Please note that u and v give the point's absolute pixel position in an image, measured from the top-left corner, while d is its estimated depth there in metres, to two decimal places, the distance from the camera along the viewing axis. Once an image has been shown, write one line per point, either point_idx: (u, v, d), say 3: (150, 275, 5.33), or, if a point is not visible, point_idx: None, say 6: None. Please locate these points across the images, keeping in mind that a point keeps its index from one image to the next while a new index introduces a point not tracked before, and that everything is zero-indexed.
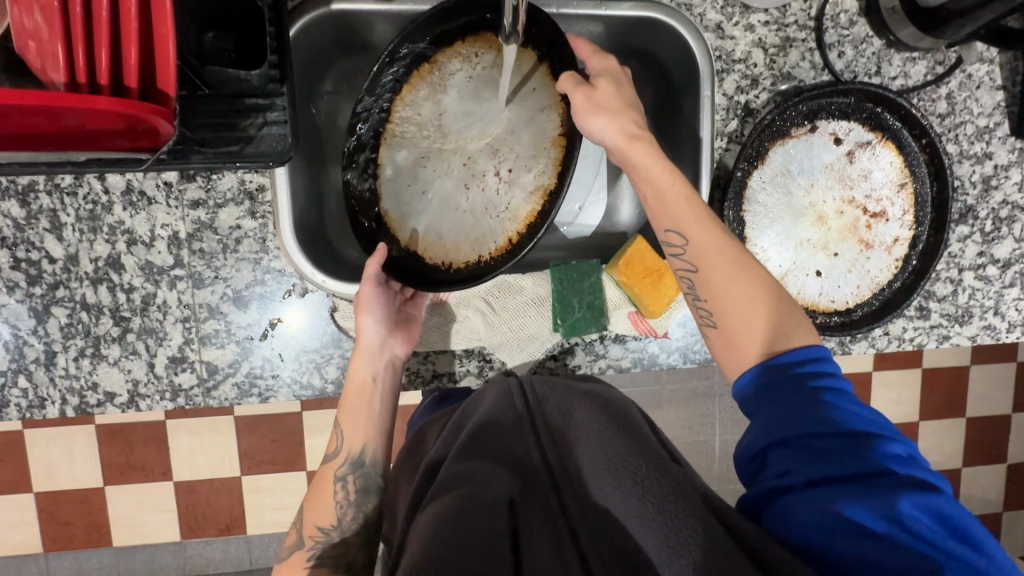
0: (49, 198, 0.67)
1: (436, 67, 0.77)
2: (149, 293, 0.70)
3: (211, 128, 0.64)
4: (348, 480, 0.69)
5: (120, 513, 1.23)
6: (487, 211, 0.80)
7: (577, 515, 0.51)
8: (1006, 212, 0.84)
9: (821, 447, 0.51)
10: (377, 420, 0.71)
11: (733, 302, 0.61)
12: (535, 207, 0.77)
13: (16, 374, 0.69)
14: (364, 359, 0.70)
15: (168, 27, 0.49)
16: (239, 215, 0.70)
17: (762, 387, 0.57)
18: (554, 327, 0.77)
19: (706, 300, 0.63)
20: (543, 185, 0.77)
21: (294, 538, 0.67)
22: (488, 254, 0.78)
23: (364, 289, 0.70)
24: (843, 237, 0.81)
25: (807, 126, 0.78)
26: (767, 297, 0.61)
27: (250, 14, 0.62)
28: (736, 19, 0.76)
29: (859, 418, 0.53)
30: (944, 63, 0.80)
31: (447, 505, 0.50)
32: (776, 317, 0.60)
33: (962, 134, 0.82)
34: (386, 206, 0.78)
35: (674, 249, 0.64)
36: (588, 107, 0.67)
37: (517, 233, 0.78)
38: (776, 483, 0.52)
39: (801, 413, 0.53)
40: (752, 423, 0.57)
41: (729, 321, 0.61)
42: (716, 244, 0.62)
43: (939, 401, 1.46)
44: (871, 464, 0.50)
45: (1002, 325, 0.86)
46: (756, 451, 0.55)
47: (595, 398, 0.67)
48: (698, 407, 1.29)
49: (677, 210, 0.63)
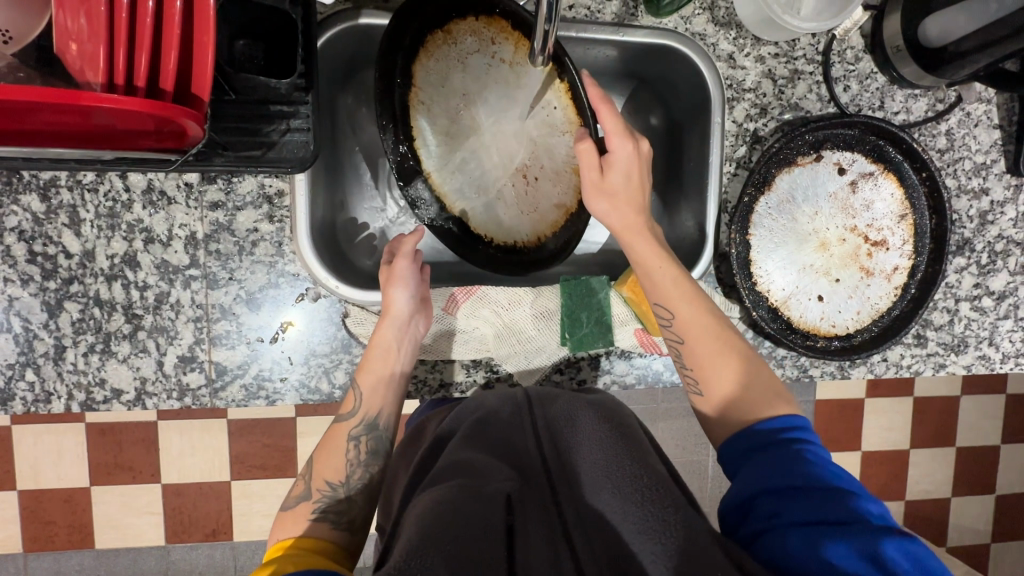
0: (69, 194, 0.68)
1: (451, 39, 0.76)
2: (163, 292, 0.70)
3: (235, 132, 0.66)
4: (361, 441, 0.70)
5: (105, 514, 1.21)
6: (518, 207, 0.83)
7: (573, 523, 0.53)
8: (1001, 246, 0.86)
9: (806, 495, 0.52)
10: (399, 388, 0.73)
11: (716, 379, 0.65)
12: (560, 220, 0.82)
13: (23, 367, 0.69)
14: (392, 326, 0.70)
15: (209, 37, 0.52)
16: (257, 218, 0.71)
17: (750, 450, 0.59)
18: (561, 341, 0.78)
19: (693, 370, 0.67)
20: (566, 205, 0.82)
21: (300, 490, 0.66)
22: (522, 243, 0.83)
23: (399, 263, 0.73)
24: (845, 263, 0.83)
25: (813, 155, 0.81)
26: (749, 373, 0.65)
27: (282, 25, 0.64)
28: (747, 50, 0.79)
29: (835, 473, 0.55)
30: (944, 100, 0.83)
31: (445, 492, 0.51)
32: (749, 379, 0.64)
33: (960, 169, 0.85)
34: (429, 167, 0.79)
35: (663, 320, 0.68)
36: (594, 188, 0.69)
37: (546, 234, 0.83)
38: (764, 524, 0.52)
39: (784, 466, 0.55)
40: (737, 481, 0.57)
41: (713, 394, 0.65)
42: (701, 322, 0.66)
43: (929, 430, 1.48)
44: (852, 507, 0.51)
45: (996, 355, 0.88)
46: (743, 500, 0.55)
47: (598, 407, 0.67)
48: (691, 427, 1.30)
49: (662, 285, 0.67)
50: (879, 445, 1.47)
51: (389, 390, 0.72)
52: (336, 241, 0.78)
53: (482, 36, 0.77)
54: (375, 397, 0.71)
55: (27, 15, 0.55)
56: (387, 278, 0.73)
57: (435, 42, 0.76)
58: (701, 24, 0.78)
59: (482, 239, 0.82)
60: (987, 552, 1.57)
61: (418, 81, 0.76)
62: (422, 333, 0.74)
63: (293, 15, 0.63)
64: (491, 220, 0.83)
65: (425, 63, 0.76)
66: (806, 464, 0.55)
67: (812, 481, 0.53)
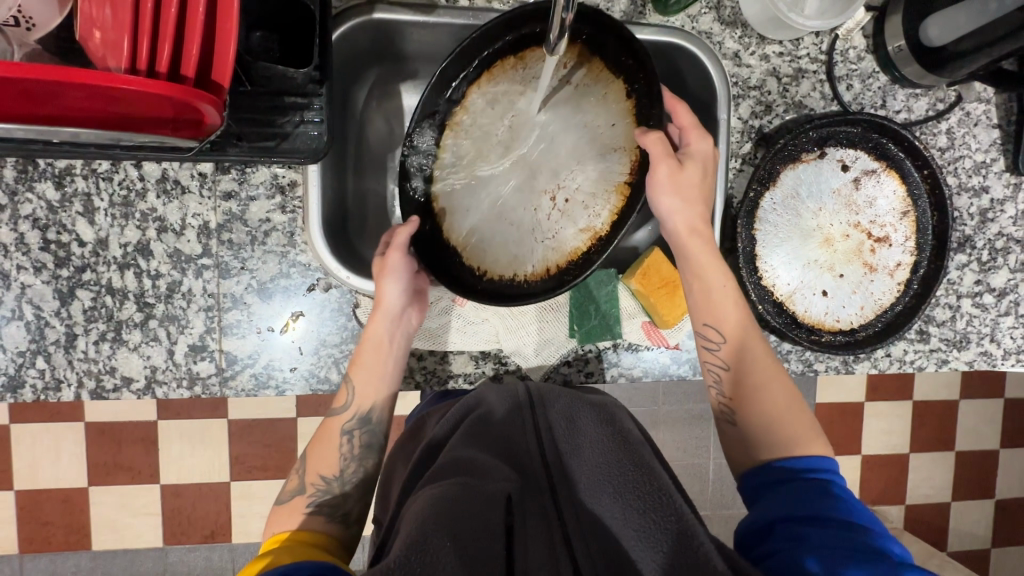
0: (84, 182, 0.68)
1: (523, 63, 0.79)
2: (175, 281, 0.71)
3: (250, 123, 0.66)
4: (355, 435, 0.70)
5: (103, 514, 1.20)
6: (534, 232, 0.81)
7: (573, 529, 0.54)
8: (1001, 243, 0.88)
9: (826, 524, 0.53)
10: (394, 378, 0.72)
11: (756, 407, 0.66)
12: (580, 247, 0.79)
13: (34, 354, 0.69)
14: (384, 321, 0.70)
15: (232, 23, 0.53)
16: (270, 208, 0.72)
17: (773, 483, 0.61)
18: (570, 333, 0.79)
19: (729, 399, 0.68)
20: (594, 228, 0.79)
21: (294, 484, 0.67)
22: (522, 276, 0.80)
23: (392, 256, 0.71)
24: (849, 259, 0.84)
25: (817, 152, 0.82)
26: (788, 409, 0.66)
27: (298, 17, 0.65)
28: (753, 49, 0.81)
29: (862, 515, 0.55)
30: (944, 100, 0.85)
31: (447, 490, 0.52)
32: (784, 408, 0.65)
33: (961, 167, 0.86)
34: (438, 193, 0.79)
35: (709, 342, 0.69)
36: (669, 182, 0.70)
37: (557, 264, 0.79)
38: (779, 545, 0.52)
39: (808, 499, 0.56)
40: (756, 508, 0.59)
41: (749, 428, 0.66)
42: (753, 356, 0.68)
43: (929, 434, 1.49)
44: (871, 540, 0.51)
45: (998, 352, 0.89)
46: (762, 526, 0.56)
47: (601, 406, 0.67)
48: (692, 430, 1.31)
49: (719, 308, 0.68)
50: (879, 449, 1.47)
51: (385, 378, 0.71)
52: (349, 245, 0.78)
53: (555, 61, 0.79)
54: (368, 390, 0.70)
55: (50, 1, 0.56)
56: (380, 268, 0.71)
57: (505, 65, 0.78)
58: (707, 23, 0.80)
59: (472, 271, 0.79)
60: (987, 557, 1.57)
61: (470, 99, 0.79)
62: (416, 325, 0.74)
63: (311, 6, 0.63)
64: (487, 249, 0.81)
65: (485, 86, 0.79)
66: (829, 499, 0.56)
67: (832, 514, 0.54)
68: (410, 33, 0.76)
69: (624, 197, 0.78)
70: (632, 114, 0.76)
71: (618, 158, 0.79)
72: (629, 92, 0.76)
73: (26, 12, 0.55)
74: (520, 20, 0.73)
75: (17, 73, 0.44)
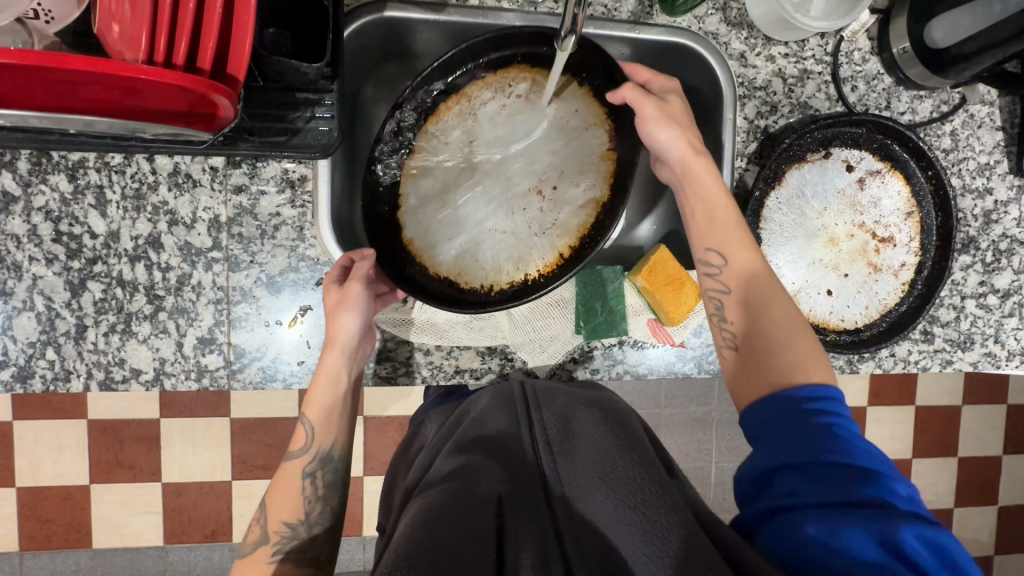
0: (97, 174, 0.69)
1: (467, 97, 0.79)
2: (185, 274, 0.71)
3: (262, 117, 0.67)
4: (317, 475, 0.69)
5: (105, 512, 1.20)
6: (532, 230, 0.84)
7: (564, 520, 0.53)
8: (1004, 244, 0.88)
9: (828, 473, 0.52)
10: (348, 416, 0.72)
11: (756, 332, 0.64)
12: (587, 220, 0.83)
13: (45, 345, 0.69)
14: (340, 353, 0.70)
15: (249, 16, 0.54)
16: (280, 203, 0.73)
17: (774, 415, 0.59)
18: (576, 329, 0.79)
19: (732, 323, 0.67)
20: (595, 198, 0.83)
21: (257, 534, 0.65)
22: (535, 272, 0.83)
23: (352, 288, 0.69)
24: (853, 259, 0.84)
25: (822, 152, 0.83)
26: (792, 328, 0.64)
27: (311, 12, 0.66)
28: (758, 50, 0.82)
29: (866, 452, 0.54)
30: (948, 102, 0.85)
31: (438, 499, 0.53)
32: (792, 338, 0.63)
33: (965, 168, 0.87)
34: (410, 235, 0.80)
35: (711, 268, 0.69)
36: (659, 116, 0.71)
37: (568, 246, 0.83)
38: (779, 505, 0.53)
39: (810, 440, 0.55)
40: (758, 451, 0.58)
41: (752, 346, 0.64)
42: (752, 272, 0.67)
43: (931, 440, 1.49)
44: (871, 489, 0.51)
45: (1001, 353, 0.89)
46: (761, 474, 0.56)
47: (596, 405, 0.69)
48: (694, 433, 1.31)
49: (721, 232, 0.69)
50: None
51: (339, 419, 0.71)
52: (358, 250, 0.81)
53: (496, 85, 0.79)
54: (328, 429, 0.70)
55: None
56: (338, 299, 0.69)
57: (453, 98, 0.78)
58: (714, 24, 0.80)
59: (478, 290, 0.81)
60: (989, 565, 1.56)
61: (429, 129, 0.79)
62: (368, 354, 0.75)
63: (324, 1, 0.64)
64: (485, 267, 0.82)
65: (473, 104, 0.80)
66: (832, 440, 0.55)
67: (835, 458, 0.53)
68: (419, 31, 0.77)
69: (613, 162, 0.82)
70: (591, 97, 0.80)
71: (594, 135, 0.82)
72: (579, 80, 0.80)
73: (46, 5, 0.56)
74: (477, 50, 0.74)
75: (37, 61, 0.45)
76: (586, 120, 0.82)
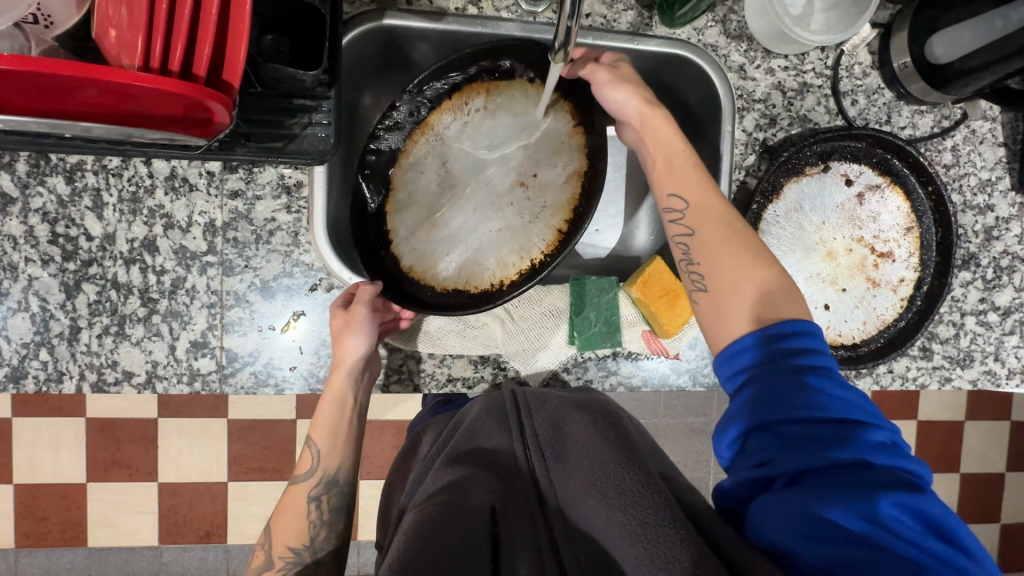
0: (95, 177, 0.69)
1: (430, 127, 0.82)
2: (180, 277, 0.72)
3: (259, 123, 0.67)
4: (322, 500, 0.70)
5: (100, 512, 1.20)
6: (528, 217, 0.83)
7: (559, 530, 0.54)
8: (1006, 261, 0.87)
9: (806, 434, 0.52)
10: (348, 441, 0.74)
11: (722, 271, 0.62)
12: (575, 192, 0.81)
13: (38, 346, 0.70)
14: (344, 374, 0.71)
15: (244, 25, 0.54)
16: (275, 208, 0.73)
17: (752, 372, 0.57)
18: (569, 339, 0.79)
19: (699, 265, 0.64)
20: (576, 170, 0.81)
21: (261, 559, 0.66)
22: (540, 254, 0.81)
23: (357, 310, 0.70)
24: (851, 274, 0.84)
25: (820, 166, 0.83)
26: (755, 260, 0.62)
27: (308, 19, 0.66)
28: (758, 63, 0.81)
29: (845, 404, 0.53)
30: (950, 117, 0.85)
31: (433, 509, 0.53)
32: (763, 277, 0.61)
33: (965, 185, 0.86)
34: (408, 262, 0.81)
35: (673, 214, 0.67)
36: (611, 79, 0.70)
37: (564, 222, 0.81)
38: (755, 475, 0.53)
39: (786, 396, 0.53)
40: (735, 404, 0.57)
41: (719, 286, 0.62)
42: (715, 214, 0.65)
43: (933, 455, 1.47)
44: (848, 451, 0.50)
45: (1002, 371, 0.88)
46: (737, 435, 0.56)
47: (586, 404, 0.67)
48: (693, 443, 1.30)
49: (685, 176, 0.67)
50: None
51: (343, 441, 0.73)
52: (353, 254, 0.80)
53: (455, 110, 0.82)
54: (333, 452, 0.72)
55: (69, 0, 0.58)
56: (343, 324, 0.69)
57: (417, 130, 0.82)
58: (713, 36, 0.80)
59: (490, 288, 0.81)
60: None
61: (406, 157, 0.82)
62: (374, 375, 0.75)
63: (322, 10, 0.65)
64: (489, 268, 0.82)
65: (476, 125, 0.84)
66: (811, 395, 0.53)
67: (809, 415, 0.52)
68: (418, 42, 0.77)
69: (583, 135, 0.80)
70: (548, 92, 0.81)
71: (556, 121, 0.82)
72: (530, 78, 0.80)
73: (45, 10, 0.57)
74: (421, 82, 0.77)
75: (33, 66, 0.45)
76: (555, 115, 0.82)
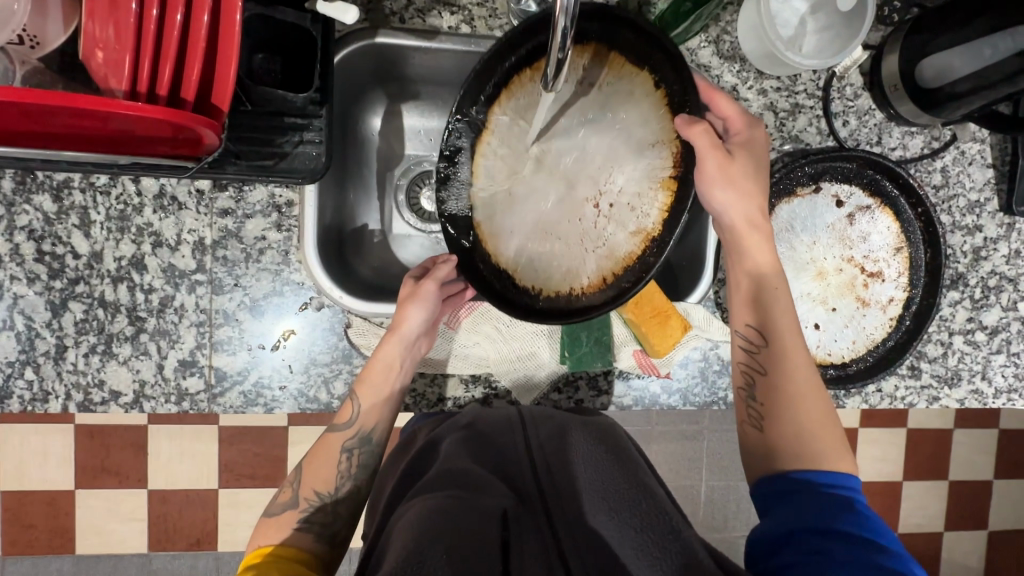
0: (81, 195, 0.69)
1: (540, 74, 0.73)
2: (168, 296, 0.71)
3: (249, 141, 0.66)
4: (354, 454, 0.70)
5: (88, 520, 1.18)
6: (581, 242, 0.74)
7: (567, 540, 0.52)
8: (994, 281, 0.88)
9: (851, 544, 0.54)
10: (393, 401, 0.72)
11: (785, 416, 0.64)
12: (635, 251, 0.70)
13: (23, 366, 0.69)
14: (398, 343, 0.70)
15: (234, 54, 0.54)
16: (266, 226, 0.72)
17: (796, 489, 0.61)
18: (561, 360, 0.79)
19: (761, 404, 0.66)
20: (646, 228, 0.69)
21: (287, 496, 0.66)
22: (579, 289, 0.73)
23: (426, 284, 0.73)
24: (841, 293, 0.84)
25: (812, 186, 0.83)
26: (822, 421, 0.64)
27: (301, 40, 0.66)
28: (750, 83, 0.82)
29: (884, 532, 0.56)
30: (940, 139, 0.85)
31: (443, 501, 0.52)
32: (821, 421, 0.64)
33: (955, 206, 0.87)
34: (479, 218, 0.76)
35: (747, 345, 0.68)
36: (720, 177, 0.66)
37: (613, 272, 0.71)
38: (799, 563, 0.53)
39: (829, 513, 0.57)
40: (780, 511, 0.59)
41: (777, 432, 0.64)
42: (795, 363, 0.66)
43: (924, 463, 1.48)
44: (892, 561, 0.52)
45: (989, 390, 0.89)
46: (780, 535, 0.57)
47: (594, 426, 0.67)
48: (686, 450, 1.30)
49: (770, 311, 0.67)
50: (872, 476, 1.46)
51: (384, 405, 0.71)
52: (342, 261, 0.79)
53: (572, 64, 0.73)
54: (373, 411, 0.71)
55: (57, 21, 0.57)
56: (410, 292, 0.73)
57: (521, 80, 0.73)
58: (706, 56, 0.80)
59: (527, 291, 0.74)
60: None
61: (494, 117, 0.75)
62: (425, 350, 0.74)
63: (312, 31, 0.65)
64: (539, 271, 0.75)
65: (504, 104, 0.75)
66: (851, 515, 0.57)
67: (854, 530, 0.55)
68: (410, 57, 0.77)
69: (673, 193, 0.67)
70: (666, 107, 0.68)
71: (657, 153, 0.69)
72: (657, 83, 0.69)
73: (31, 31, 0.56)
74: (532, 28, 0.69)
75: (19, 97, 0.44)
76: (653, 135, 0.69)
